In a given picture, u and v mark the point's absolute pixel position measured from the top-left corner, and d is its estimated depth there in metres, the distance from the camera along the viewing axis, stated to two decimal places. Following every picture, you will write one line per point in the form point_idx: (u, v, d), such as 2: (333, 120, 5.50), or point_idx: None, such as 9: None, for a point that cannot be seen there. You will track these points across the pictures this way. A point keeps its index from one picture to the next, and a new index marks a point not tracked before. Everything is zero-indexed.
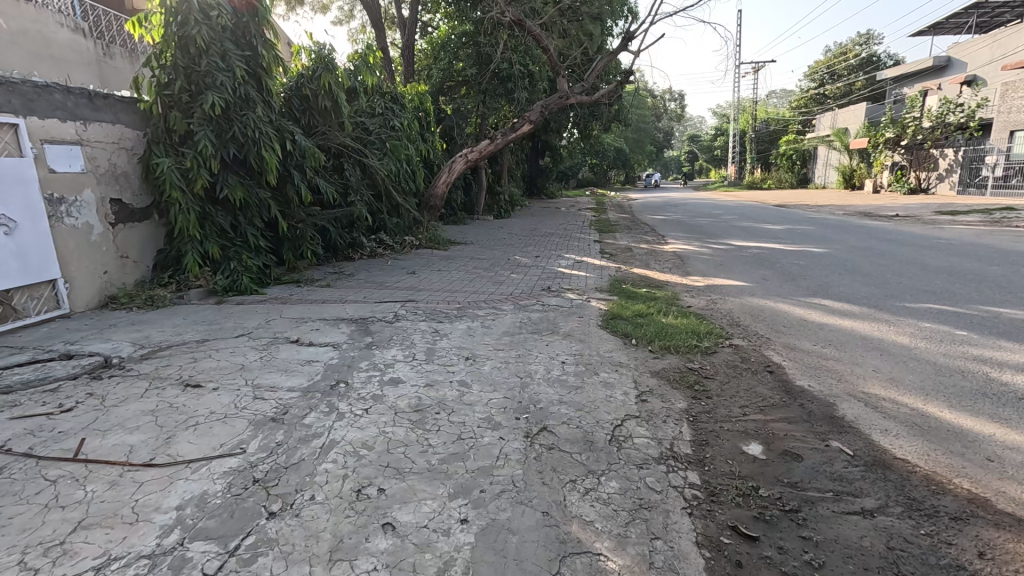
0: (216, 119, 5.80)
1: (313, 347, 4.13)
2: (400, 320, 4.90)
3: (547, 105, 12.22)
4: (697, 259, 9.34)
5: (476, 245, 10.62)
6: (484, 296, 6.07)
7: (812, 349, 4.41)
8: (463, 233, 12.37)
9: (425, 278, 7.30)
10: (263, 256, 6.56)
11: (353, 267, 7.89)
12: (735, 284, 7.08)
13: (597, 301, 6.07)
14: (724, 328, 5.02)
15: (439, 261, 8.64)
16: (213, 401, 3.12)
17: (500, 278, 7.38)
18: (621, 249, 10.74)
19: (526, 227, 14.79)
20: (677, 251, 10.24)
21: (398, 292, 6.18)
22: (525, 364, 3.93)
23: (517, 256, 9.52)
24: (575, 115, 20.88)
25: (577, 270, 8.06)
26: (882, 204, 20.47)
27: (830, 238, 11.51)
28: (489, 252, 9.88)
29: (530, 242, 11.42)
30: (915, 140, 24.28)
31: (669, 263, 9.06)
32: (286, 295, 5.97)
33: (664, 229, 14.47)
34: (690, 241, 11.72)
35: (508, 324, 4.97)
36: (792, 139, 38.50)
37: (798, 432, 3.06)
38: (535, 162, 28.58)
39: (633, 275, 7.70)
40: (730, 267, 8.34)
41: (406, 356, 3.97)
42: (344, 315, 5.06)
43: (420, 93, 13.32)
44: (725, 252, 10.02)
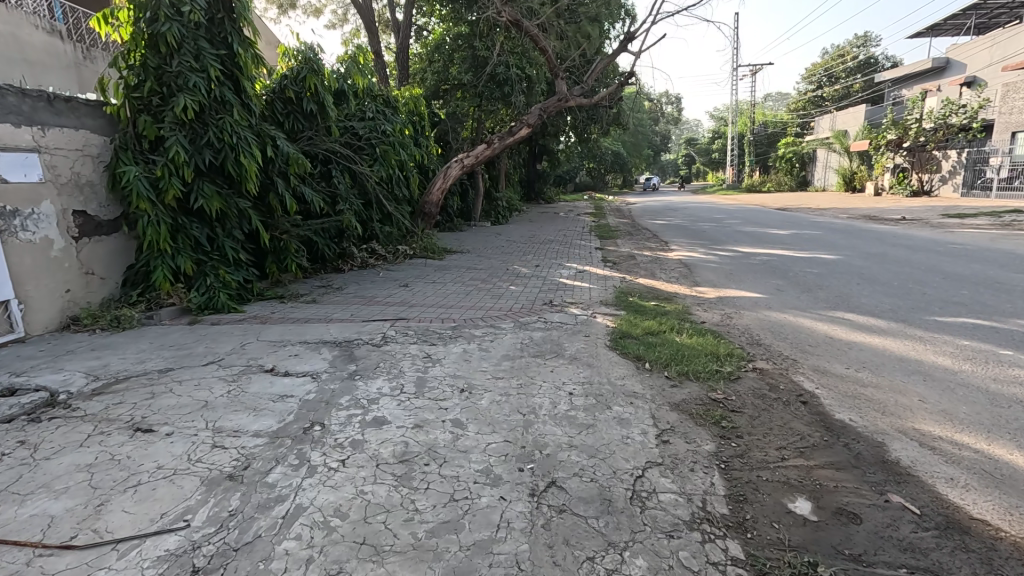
0: (189, 123, 5.35)
1: (289, 378, 3.67)
2: (390, 343, 4.44)
3: (545, 108, 11.81)
4: (705, 267, 8.92)
5: (473, 253, 10.18)
6: (482, 312, 5.62)
7: (846, 374, 3.97)
8: (459, 241, 11.93)
9: (419, 291, 6.85)
10: (243, 270, 6.10)
11: (342, 280, 7.45)
12: (749, 295, 6.65)
13: (604, 317, 5.63)
14: (745, 349, 4.57)
15: (434, 272, 8.19)
16: (163, 452, 2.66)
17: (498, 291, 6.93)
18: (624, 256, 10.32)
19: (524, 233, 14.36)
20: (682, 259, 9.82)
21: (389, 308, 5.74)
22: (527, 396, 3.48)
23: (516, 265, 9.08)
24: (573, 119, 20.52)
25: (579, 281, 7.63)
26: (887, 207, 20.14)
27: (839, 242, 11.12)
28: (487, 261, 9.45)
29: (529, 250, 11.00)
30: (918, 141, 23.87)
31: (675, 272, 8.64)
32: (267, 313, 5.51)
33: (667, 235, 14.06)
34: (695, 247, 11.31)
35: (508, 346, 4.52)
36: (791, 142, 38.25)
37: (849, 483, 2.62)
38: (533, 167, 28.20)
39: (639, 286, 7.27)
40: (740, 276, 7.91)
41: (393, 389, 3.51)
42: (327, 337, 4.60)
43: (414, 97, 12.90)
44: (732, 259, 9.61)
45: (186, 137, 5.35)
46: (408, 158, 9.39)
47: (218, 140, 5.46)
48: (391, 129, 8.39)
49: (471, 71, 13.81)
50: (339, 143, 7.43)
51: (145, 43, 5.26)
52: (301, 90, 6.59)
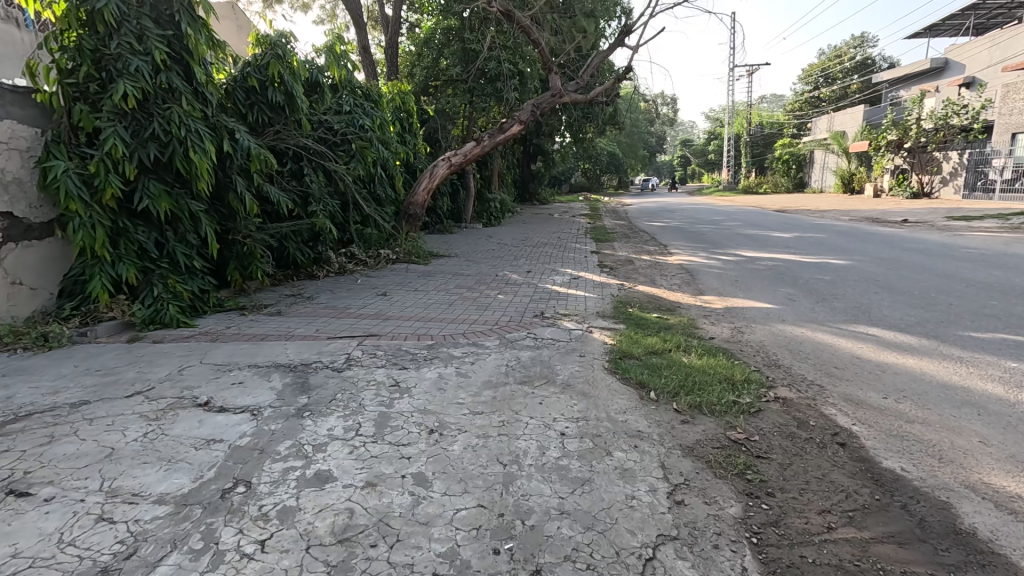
0: (132, 114, 4.71)
1: (223, 416, 3.04)
2: (353, 367, 3.82)
3: (537, 104, 11.18)
4: (708, 273, 8.36)
5: (461, 258, 9.57)
6: (464, 327, 5.02)
7: (885, 406, 3.38)
8: (447, 244, 11.32)
9: (397, 301, 6.23)
10: (199, 279, 5.46)
11: (315, 288, 6.82)
12: (760, 306, 6.08)
13: (601, 332, 5.04)
14: (762, 373, 3.98)
15: (417, 279, 7.57)
16: (29, 530, 2.04)
17: (484, 301, 6.33)
18: (621, 261, 9.75)
19: (517, 235, 13.78)
20: (683, 264, 9.26)
21: (361, 322, 5.13)
22: (509, 439, 2.87)
23: (506, 271, 8.48)
24: (568, 118, 19.97)
25: (574, 289, 7.04)
26: (888, 209, 19.69)
27: (847, 246, 10.60)
28: (475, 266, 8.84)
29: (521, 254, 10.41)
30: (919, 141, 23.41)
31: (677, 278, 8.07)
32: (221, 328, 4.87)
33: (665, 238, 13.51)
34: (696, 251, 10.76)
35: (491, 369, 3.91)
36: (787, 143, 37.89)
37: (920, 568, 2.02)
38: (527, 168, 27.68)
39: (639, 295, 6.69)
40: (747, 284, 7.35)
41: (346, 430, 2.88)
42: (282, 360, 3.97)
43: (401, 93, 12.31)
44: (736, 264, 9.07)
45: (128, 129, 4.71)
46: (391, 156, 8.75)
47: (164, 133, 4.82)
48: (370, 124, 7.74)
49: (462, 66, 13.27)
50: (311, 139, 6.79)
51: (80, 22, 4.62)
52: (265, 78, 5.93)
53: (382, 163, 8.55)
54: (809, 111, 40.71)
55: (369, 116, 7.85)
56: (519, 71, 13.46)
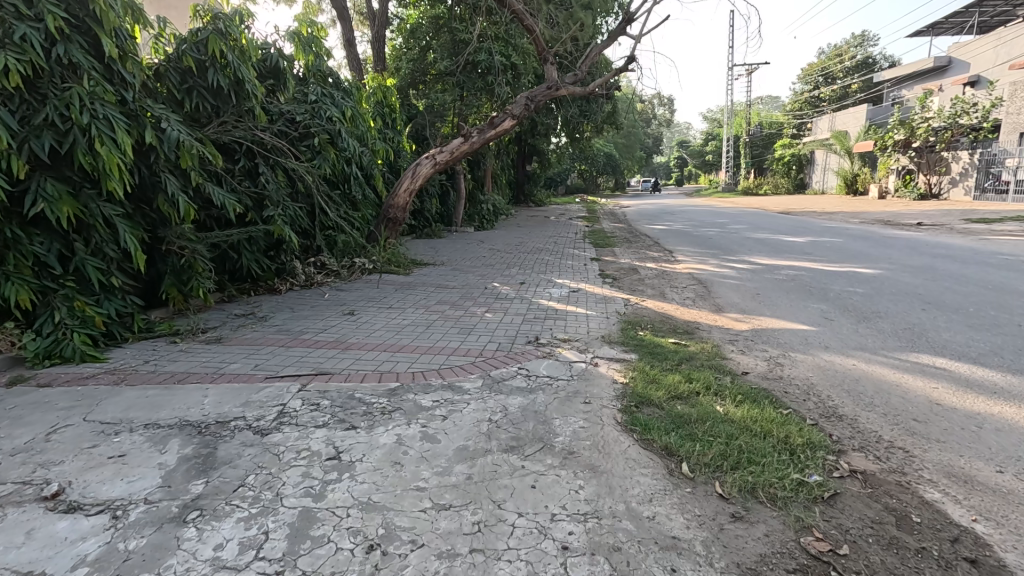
0: (19, 94, 3.73)
1: (66, 521, 2.07)
2: (283, 428, 2.86)
3: (531, 97, 9.80)
4: (723, 284, 7.45)
5: (447, 267, 8.64)
6: (441, 361, 4.06)
7: (1007, 489, 2.46)
8: (434, 250, 10.41)
9: (365, 323, 5.28)
10: (120, 299, 4.49)
11: (273, 306, 5.87)
12: (792, 327, 5.17)
13: (609, 366, 4.10)
14: (823, 429, 3.05)
15: (394, 293, 6.63)
16: None
17: (468, 322, 5.37)
18: (625, 269, 8.84)
19: (511, 240, 12.85)
20: (694, 273, 8.37)
21: (314, 354, 4.17)
22: (485, 562, 1.93)
23: (496, 282, 7.54)
24: (564, 117, 19.08)
25: (574, 306, 6.13)
26: (899, 212, 18.91)
27: (871, 253, 9.73)
28: (462, 277, 7.90)
29: (514, 261, 9.50)
30: (928, 141, 22.60)
31: (689, 290, 7.17)
32: (136, 364, 3.91)
33: (669, 243, 12.60)
34: (705, 258, 9.87)
35: (469, 428, 2.97)
36: (787, 143, 37.20)
37: None
38: (522, 169, 26.82)
39: (649, 314, 5.77)
40: (771, 299, 6.44)
41: (240, 551, 1.92)
42: (192, 415, 3.01)
43: (384, 86, 11.42)
44: (752, 273, 8.18)
45: (15, 113, 3.73)
46: (367, 154, 7.80)
47: (64, 120, 3.84)
48: (339, 116, 6.78)
49: (451, 58, 12.40)
50: (268, 132, 5.83)
51: None
52: (205, 58, 4.96)
53: (357, 162, 7.56)
54: (808, 111, 40.01)
55: (339, 107, 6.89)
56: (512, 64, 12.51)
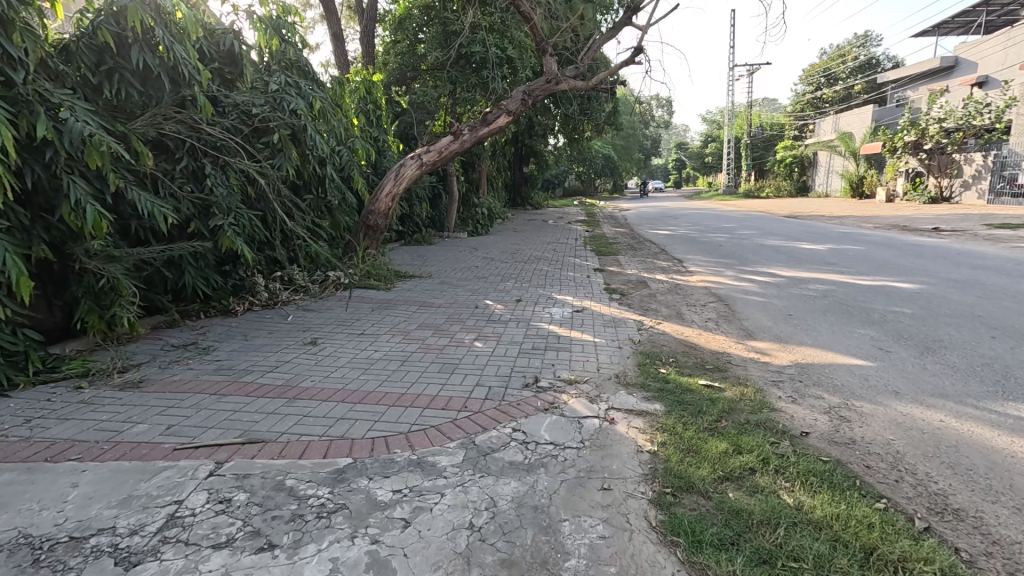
0: None
1: None
2: (162, 552, 1.93)
3: (529, 90, 8.85)
4: (747, 301, 6.58)
5: (435, 280, 7.74)
6: (411, 419, 3.14)
7: None
8: (422, 260, 9.52)
9: (328, 357, 4.36)
10: (9, 334, 3.56)
11: (222, 333, 4.95)
12: (845, 363, 4.27)
13: (629, 424, 3.18)
14: (945, 541, 2.14)
15: (369, 316, 5.71)
16: None
17: (453, 356, 4.44)
18: (633, 282, 7.97)
19: (506, 247, 11.92)
20: (710, 287, 7.50)
21: (250, 409, 3.24)
22: None
23: (489, 299, 6.65)
24: (564, 115, 18.23)
25: (578, 330, 5.25)
26: (913, 215, 18.10)
27: (901, 263, 8.88)
28: (451, 293, 7.00)
29: (510, 272, 8.61)
30: (940, 142, 21.74)
31: (709, 308, 6.30)
32: (9, 426, 2.97)
33: (676, 250, 11.71)
34: (719, 268, 9.01)
35: (442, 546, 2.04)
36: (789, 145, 36.47)
37: None
38: (519, 170, 25.92)
39: (670, 343, 4.86)
40: (807, 321, 5.55)
41: None
42: (38, 526, 2.07)
43: (367, 80, 10.53)
44: (776, 287, 7.31)
45: None
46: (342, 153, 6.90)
47: None
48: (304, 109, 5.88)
49: (440, 50, 11.51)
50: (215, 127, 4.92)
51: None
52: (128, 34, 4.01)
53: (328, 162, 6.65)
54: (811, 112, 39.21)
55: (306, 99, 5.97)
56: (508, 57, 11.63)
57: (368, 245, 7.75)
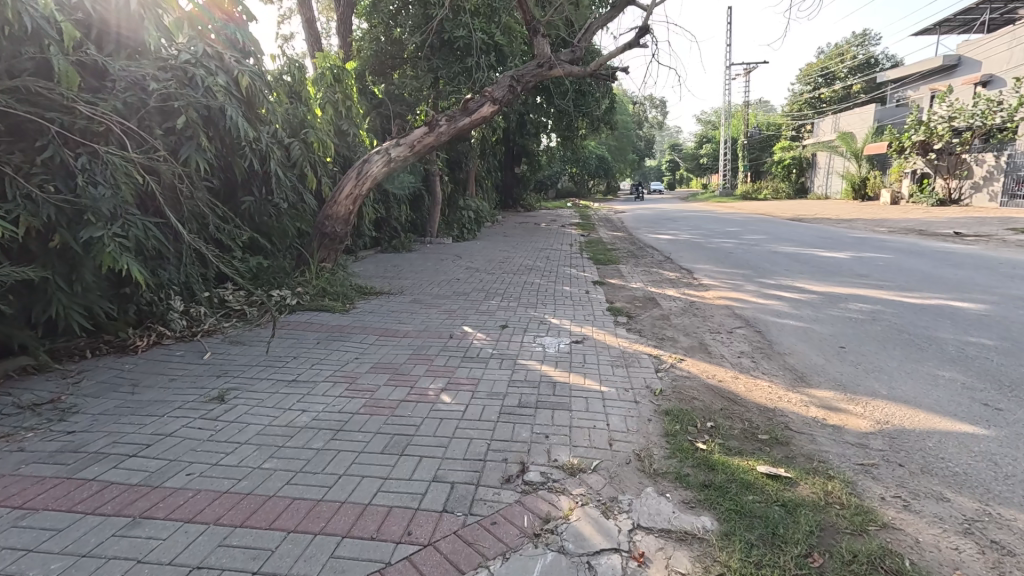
0: None
1: None
2: None
3: (518, 75, 7.62)
4: (781, 326, 5.42)
5: (406, 298, 6.51)
6: (313, 569, 1.92)
7: None
8: (396, 271, 8.30)
9: (231, 424, 3.10)
10: None
11: (102, 382, 3.69)
12: (950, 431, 3.08)
13: (670, 567, 1.99)
14: None
15: (310, 353, 4.44)
16: None
17: (408, 422, 3.20)
18: (640, 299, 6.79)
19: (493, 255, 10.68)
20: (732, 306, 6.32)
21: (57, 545, 2.01)
22: None
23: (467, 324, 5.44)
24: (558, 111, 17.08)
25: (578, 373, 4.05)
26: (927, 219, 17.05)
27: (945, 275, 7.74)
28: (422, 316, 5.77)
29: (496, 286, 7.41)
30: (950, 142, 20.80)
31: (738, 337, 5.12)
32: None
33: (683, 258, 10.59)
34: (736, 281, 7.86)
35: None
36: (787, 146, 35.58)
37: None
38: (511, 170, 24.74)
39: (702, 397, 3.66)
40: (869, 358, 4.35)
41: None
42: None
43: (334, 66, 9.31)
44: (811, 307, 6.15)
45: None
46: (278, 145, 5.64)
47: None
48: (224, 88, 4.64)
49: (418, 34, 10.32)
50: (94, 106, 3.71)
51: None
52: None
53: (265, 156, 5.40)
54: (808, 112, 38.40)
55: (226, 76, 4.72)
56: (495, 45, 10.44)
57: (323, 259, 6.48)
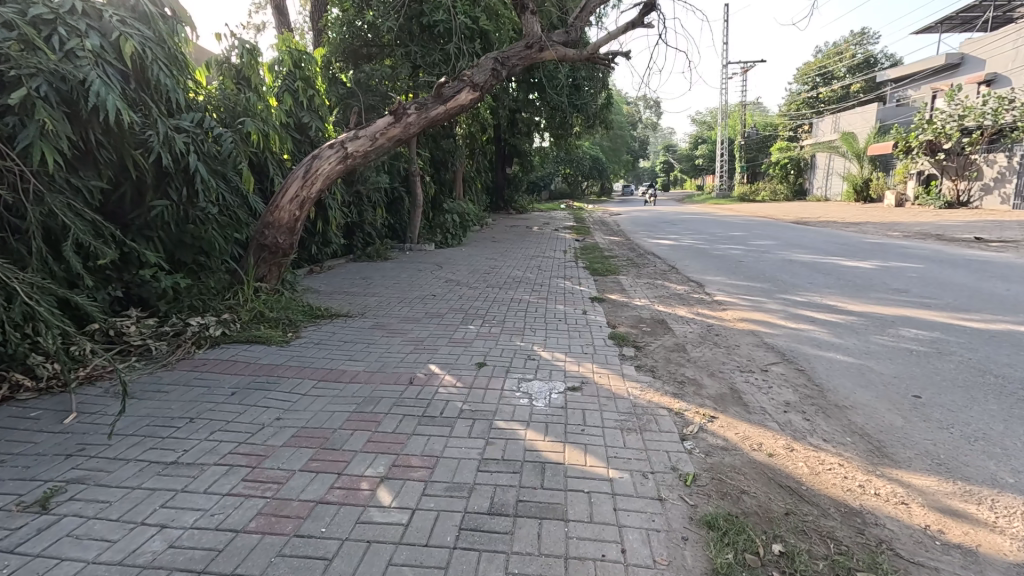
0: None
1: None
2: None
3: (503, 56, 6.52)
4: (827, 363, 4.35)
5: (366, 323, 5.39)
6: None
7: None
8: (363, 287, 7.17)
9: (31, 563, 1.97)
10: None
11: None
12: None
13: None
14: None
15: (214, 411, 3.30)
16: None
17: (318, 552, 2.08)
18: (647, 322, 5.71)
19: (478, 264, 9.57)
20: (760, 332, 5.24)
21: None
22: None
23: (435, 361, 4.33)
24: (551, 107, 16.05)
25: (575, 445, 2.96)
26: (942, 223, 16.10)
27: (997, 290, 6.71)
28: (380, 348, 4.65)
29: (477, 305, 6.29)
30: (959, 142, 20.00)
31: (776, 379, 4.05)
32: None
33: (690, 267, 9.55)
34: (757, 298, 6.81)
35: None
36: (784, 147, 34.72)
37: None
38: (502, 171, 23.62)
39: (753, 491, 2.55)
40: (960, 416, 3.28)
41: None
42: None
43: (295, 50, 8.18)
44: (856, 333, 5.08)
45: None
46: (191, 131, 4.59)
47: None
48: (98, 55, 3.58)
49: (394, 17, 9.21)
50: None
51: None
52: None
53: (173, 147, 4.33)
54: (807, 112, 37.67)
55: (101, 38, 3.66)
56: (480, 30, 9.37)
57: (265, 276, 5.32)
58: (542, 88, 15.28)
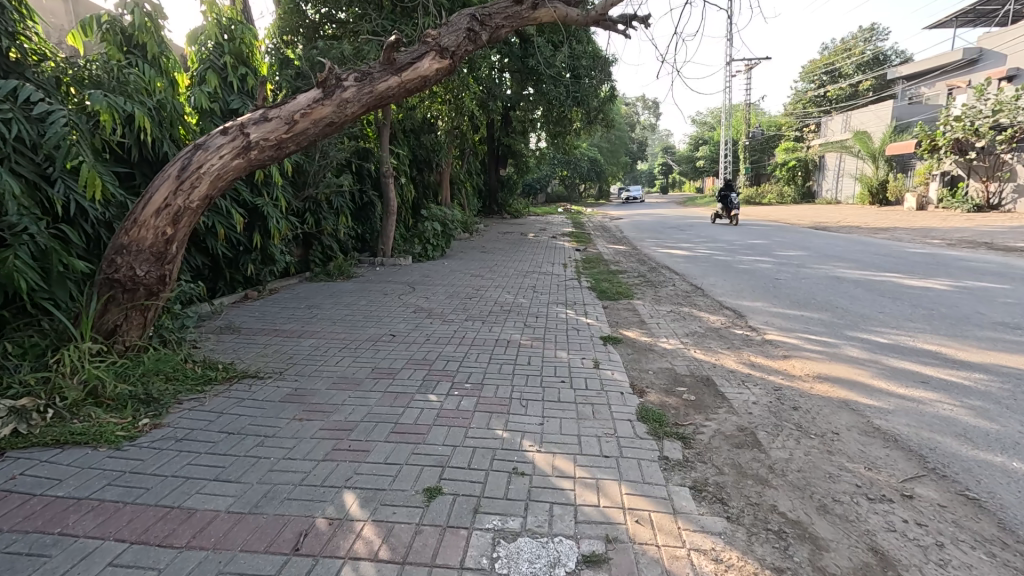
0: None
1: None
2: None
3: (482, 10, 4.81)
4: (1007, 479, 2.63)
5: (275, 394, 3.64)
6: None
7: None
8: (300, 324, 5.43)
9: None
10: None
11: None
12: None
13: None
14: None
15: None
16: None
17: None
18: (685, 385, 3.99)
19: (460, 284, 7.85)
20: (859, 407, 3.52)
21: None
22: None
23: (357, 482, 2.59)
24: (548, 102, 14.41)
25: None
26: (984, 229, 14.43)
27: None
28: (274, 450, 2.90)
29: (446, 354, 4.56)
30: (992, 140, 18.37)
31: (942, 522, 2.34)
32: None
33: (718, 287, 7.85)
34: (824, 337, 5.09)
35: None
36: (790, 147, 32.93)
37: None
38: (496, 172, 21.89)
39: None
40: None
41: None
42: None
43: (224, 17, 6.34)
44: (1008, 410, 3.37)
45: None
46: None
47: None
48: None
49: None
50: None
51: None
52: None
53: None
54: (813, 112, 36.24)
55: None
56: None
57: (119, 328, 3.49)
58: (538, 79, 13.61)
